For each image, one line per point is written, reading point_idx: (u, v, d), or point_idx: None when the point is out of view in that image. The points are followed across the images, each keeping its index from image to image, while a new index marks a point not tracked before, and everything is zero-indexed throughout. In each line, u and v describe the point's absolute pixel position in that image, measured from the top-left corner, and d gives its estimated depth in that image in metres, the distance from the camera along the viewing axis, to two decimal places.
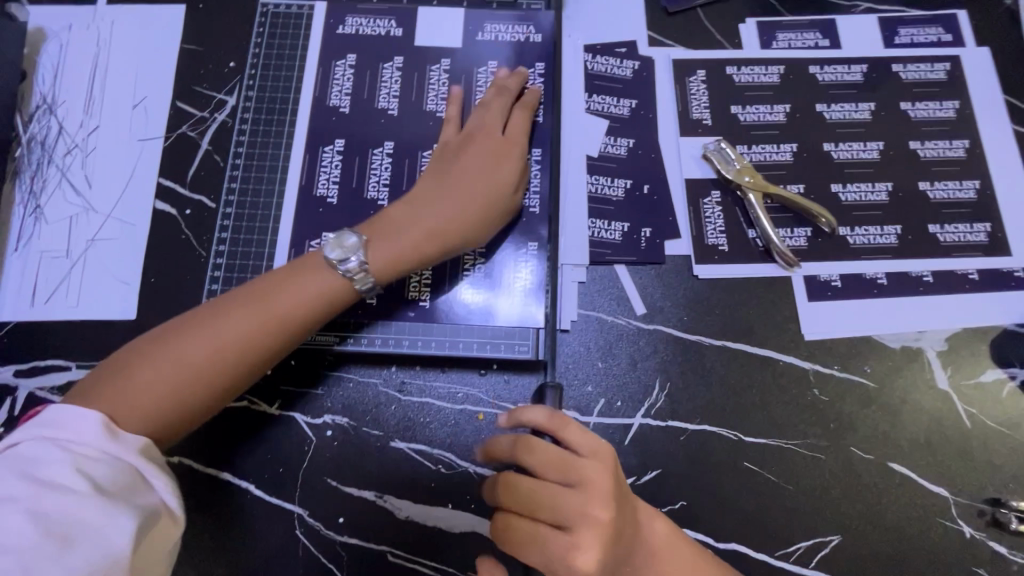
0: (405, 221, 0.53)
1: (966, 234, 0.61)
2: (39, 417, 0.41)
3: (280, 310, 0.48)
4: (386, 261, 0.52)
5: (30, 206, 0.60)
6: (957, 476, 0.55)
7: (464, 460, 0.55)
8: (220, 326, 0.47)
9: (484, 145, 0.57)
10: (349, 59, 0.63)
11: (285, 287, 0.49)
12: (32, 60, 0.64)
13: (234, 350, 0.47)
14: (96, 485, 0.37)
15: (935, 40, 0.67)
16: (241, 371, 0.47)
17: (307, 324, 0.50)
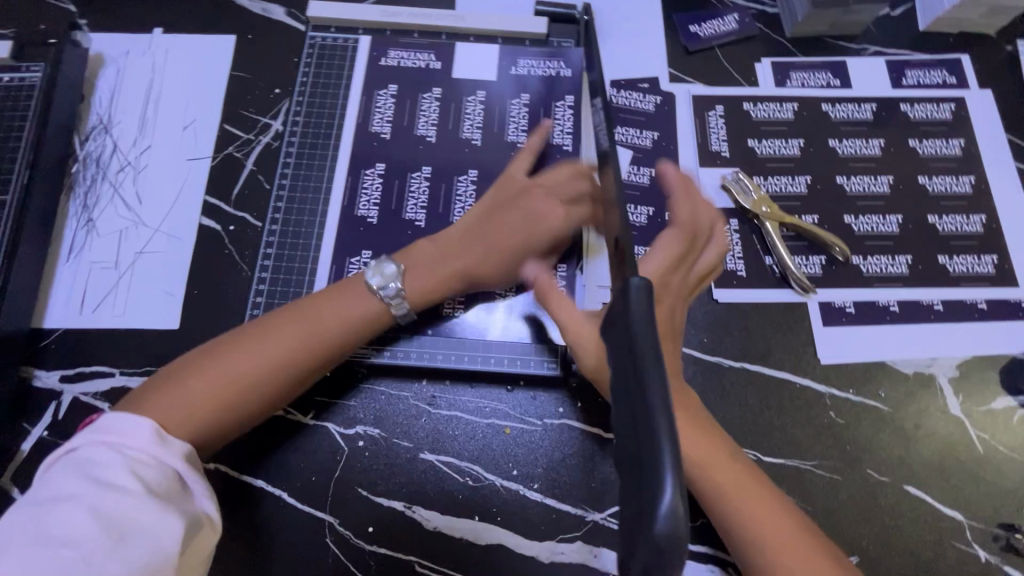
0: (439, 255, 0.57)
1: (973, 265, 0.64)
2: (94, 424, 0.43)
3: (325, 328, 0.52)
4: (420, 290, 0.56)
5: (83, 219, 0.64)
6: (971, 500, 0.56)
7: (491, 473, 0.57)
8: (268, 343, 0.50)
9: (516, 190, 0.59)
10: (390, 89, 0.67)
11: (331, 305, 0.53)
12: (91, 83, 0.68)
13: (281, 365, 0.50)
14: (148, 489, 0.40)
15: (941, 82, 0.71)
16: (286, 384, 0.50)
17: (349, 343, 0.53)
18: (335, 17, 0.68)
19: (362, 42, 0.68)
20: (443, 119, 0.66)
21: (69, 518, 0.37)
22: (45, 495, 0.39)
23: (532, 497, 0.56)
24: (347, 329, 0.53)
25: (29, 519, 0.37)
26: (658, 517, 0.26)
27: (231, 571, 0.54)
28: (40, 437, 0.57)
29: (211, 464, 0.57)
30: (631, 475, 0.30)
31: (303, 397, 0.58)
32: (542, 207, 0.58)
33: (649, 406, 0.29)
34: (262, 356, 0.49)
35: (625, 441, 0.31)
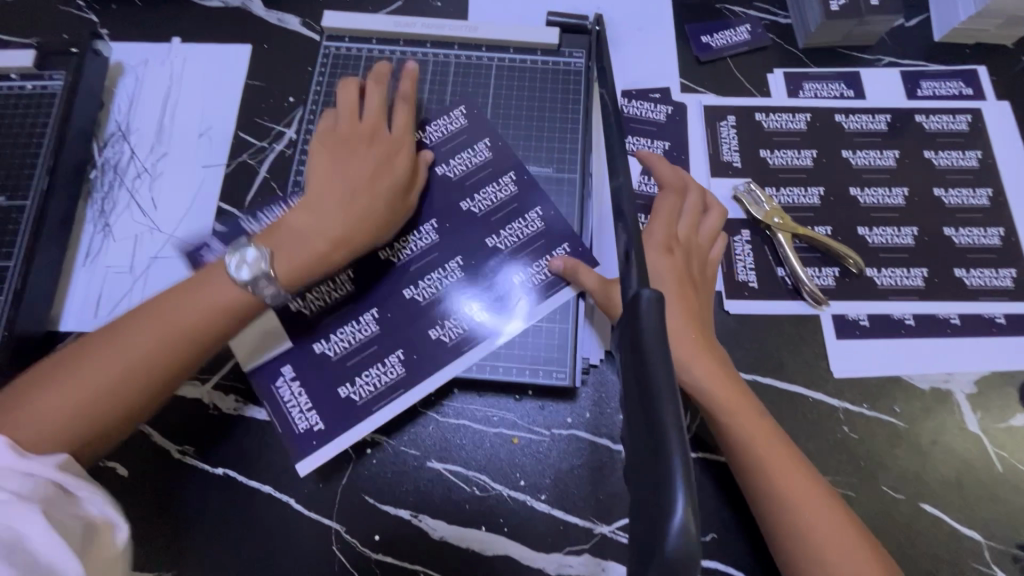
0: (308, 225, 0.54)
1: (991, 279, 0.62)
2: None
3: (185, 322, 0.49)
4: (291, 267, 0.52)
5: (100, 224, 0.65)
6: (989, 520, 0.55)
7: (498, 483, 0.56)
8: (128, 343, 0.48)
9: (376, 148, 0.59)
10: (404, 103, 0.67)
11: (189, 296, 0.50)
12: (110, 91, 0.70)
13: (141, 367, 0.47)
14: (17, 495, 0.39)
15: (956, 93, 0.70)
16: (153, 386, 0.48)
17: (216, 336, 0.51)
18: (350, 27, 0.69)
19: (377, 54, 0.69)
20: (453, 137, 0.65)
21: None
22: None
23: (539, 508, 0.55)
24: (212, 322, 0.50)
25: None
26: (668, 536, 0.26)
27: None
28: None
29: (220, 469, 0.57)
30: (641, 492, 0.29)
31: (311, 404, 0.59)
32: (392, 162, 0.58)
33: (660, 421, 0.29)
34: (121, 359, 0.47)
35: (635, 455, 0.31)
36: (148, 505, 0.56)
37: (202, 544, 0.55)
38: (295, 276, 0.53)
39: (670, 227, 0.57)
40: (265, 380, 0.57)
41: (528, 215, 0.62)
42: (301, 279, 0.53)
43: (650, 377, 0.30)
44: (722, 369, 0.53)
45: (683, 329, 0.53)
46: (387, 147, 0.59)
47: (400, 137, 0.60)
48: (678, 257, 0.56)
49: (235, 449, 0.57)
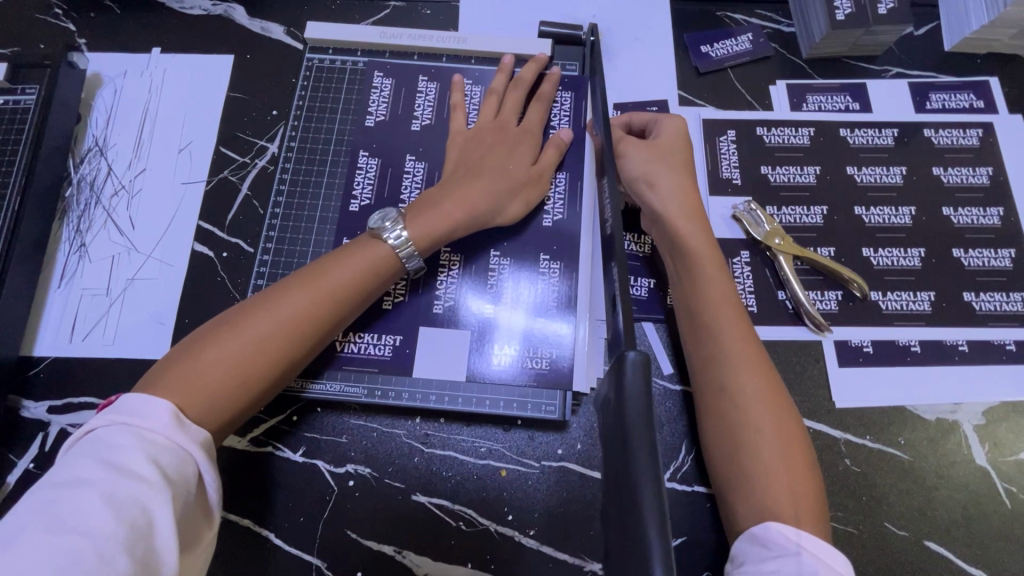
0: (441, 194, 0.55)
1: (1001, 304, 0.60)
2: (113, 405, 0.41)
3: (339, 284, 0.50)
4: (424, 230, 0.53)
5: (76, 244, 0.62)
6: (998, 559, 0.53)
7: (485, 517, 0.54)
8: (281, 306, 0.47)
9: (505, 133, 0.60)
10: (386, 80, 0.66)
11: (338, 262, 0.51)
12: (88, 104, 0.68)
13: (294, 329, 0.47)
14: (163, 475, 0.38)
15: (967, 106, 0.67)
16: (304, 346, 0.48)
17: (360, 297, 0.51)
18: (334, 38, 0.67)
19: (360, 65, 0.67)
20: (395, 102, 0.65)
21: (78, 505, 0.35)
22: (57, 480, 0.37)
23: (527, 544, 0.53)
24: (359, 283, 0.50)
25: (38, 506, 0.35)
26: None
27: None
28: (26, 469, 0.56)
29: None
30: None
31: (292, 433, 0.57)
32: (520, 144, 0.60)
33: (644, 518, 0.28)
34: (275, 319, 0.46)
35: (613, 546, 0.30)
36: None
37: None
38: (427, 236, 0.53)
39: (666, 128, 0.61)
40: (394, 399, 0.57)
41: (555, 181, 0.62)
42: (432, 243, 0.54)
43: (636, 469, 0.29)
44: (710, 248, 0.55)
45: (679, 209, 0.56)
46: (517, 130, 0.61)
47: (533, 128, 0.61)
48: (659, 168, 0.58)
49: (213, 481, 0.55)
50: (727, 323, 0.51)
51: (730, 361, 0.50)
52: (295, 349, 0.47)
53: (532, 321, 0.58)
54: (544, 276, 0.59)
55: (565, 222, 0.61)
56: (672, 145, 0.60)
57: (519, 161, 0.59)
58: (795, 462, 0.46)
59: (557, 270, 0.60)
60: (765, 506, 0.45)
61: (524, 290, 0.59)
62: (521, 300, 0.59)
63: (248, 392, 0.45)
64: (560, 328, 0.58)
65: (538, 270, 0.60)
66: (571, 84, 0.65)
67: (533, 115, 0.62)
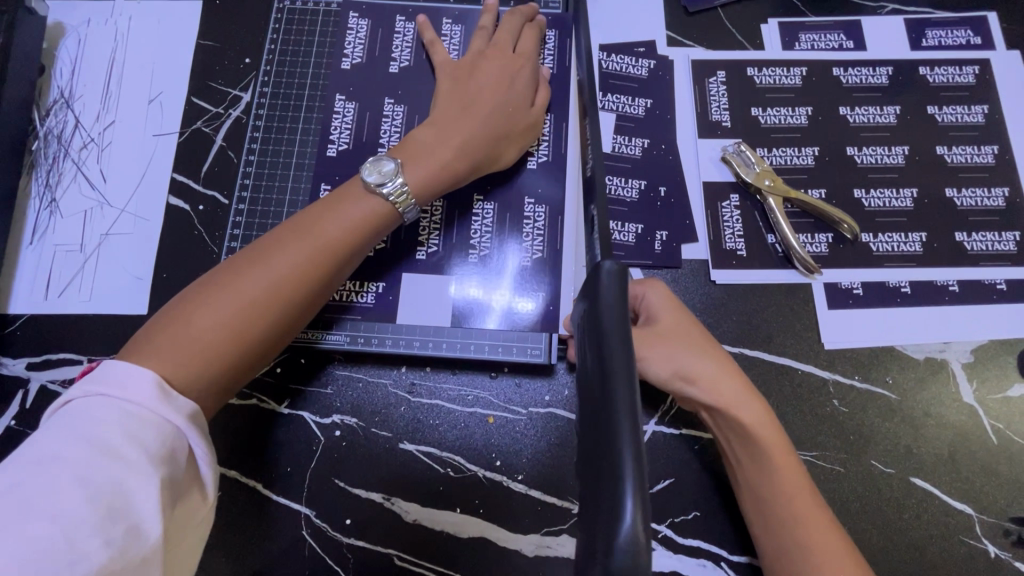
0: (436, 138, 0.53)
1: (994, 243, 0.59)
2: (92, 374, 0.39)
3: (333, 239, 0.48)
4: (423, 175, 0.52)
5: (46, 199, 0.60)
6: (983, 493, 0.53)
7: (473, 464, 0.54)
8: (269, 262, 0.45)
9: (499, 64, 0.57)
10: (362, 21, 0.63)
11: (329, 214, 0.49)
12: (51, 54, 0.65)
13: (291, 284, 0.45)
14: (145, 451, 0.36)
15: (964, 42, 0.65)
16: (302, 301, 0.46)
17: (355, 249, 0.49)
18: None
19: (333, 7, 0.64)
20: (372, 44, 0.62)
21: (51, 484, 0.33)
22: (32, 454, 0.35)
23: (515, 488, 0.53)
24: (353, 235, 0.49)
25: (12, 482, 0.34)
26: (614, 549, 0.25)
27: (207, 561, 0.53)
28: (7, 426, 0.55)
29: None
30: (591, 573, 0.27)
31: (277, 385, 0.56)
32: (516, 76, 0.57)
33: (621, 493, 0.26)
34: (267, 278, 0.45)
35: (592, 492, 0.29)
36: None
37: None
38: (423, 188, 0.52)
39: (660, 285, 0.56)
40: (375, 351, 0.56)
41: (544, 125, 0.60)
42: (432, 190, 0.52)
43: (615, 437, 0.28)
44: (739, 397, 0.49)
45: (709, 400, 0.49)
46: (512, 60, 0.58)
47: (528, 59, 0.59)
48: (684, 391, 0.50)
49: None
50: (776, 472, 0.47)
51: (788, 512, 0.46)
52: (295, 304, 0.46)
53: (521, 282, 0.57)
54: (531, 222, 0.58)
55: (550, 165, 0.60)
56: (675, 324, 0.51)
57: (514, 96, 0.56)
58: (847, 558, 0.45)
59: (545, 214, 0.58)
60: (762, 493, 0.48)
61: (513, 236, 0.58)
62: (509, 261, 0.58)
63: (246, 352, 0.44)
64: (548, 279, 0.57)
65: (523, 215, 0.59)
66: (555, 22, 0.63)
67: (532, 44, 0.59)
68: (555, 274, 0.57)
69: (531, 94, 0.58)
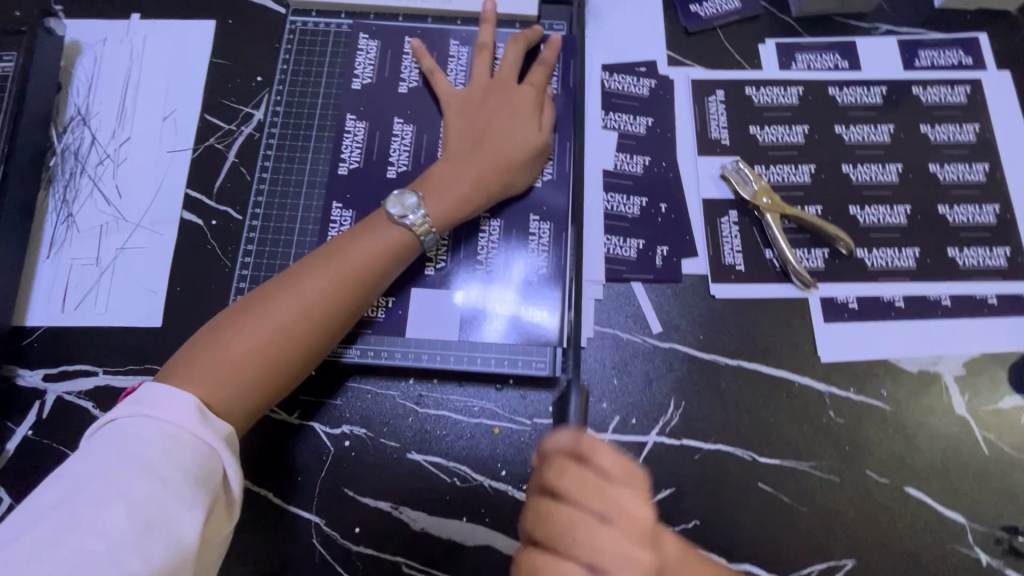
0: (452, 173, 0.56)
1: (985, 258, 0.61)
2: (136, 394, 0.41)
3: (359, 267, 0.50)
4: (442, 209, 0.55)
5: (63, 214, 0.62)
6: (975, 502, 0.55)
7: (479, 473, 0.55)
8: (299, 289, 0.48)
9: (506, 92, 0.60)
10: (371, 42, 0.65)
11: (355, 244, 0.51)
12: (68, 72, 0.66)
13: (319, 312, 0.48)
14: (181, 472, 0.38)
15: (956, 63, 0.67)
16: (329, 328, 0.49)
17: (379, 278, 0.52)
18: None
19: (344, 28, 0.66)
20: (382, 65, 0.64)
21: (95, 501, 0.36)
22: (80, 471, 0.37)
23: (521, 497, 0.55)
24: (378, 264, 0.51)
25: (60, 498, 0.36)
26: None
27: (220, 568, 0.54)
28: (24, 436, 0.56)
29: None
30: None
31: (288, 396, 0.57)
32: (525, 105, 0.59)
33: None
34: (297, 305, 0.47)
35: None
36: None
37: None
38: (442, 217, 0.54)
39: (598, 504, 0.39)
40: (383, 364, 0.58)
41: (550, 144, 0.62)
42: (450, 222, 0.55)
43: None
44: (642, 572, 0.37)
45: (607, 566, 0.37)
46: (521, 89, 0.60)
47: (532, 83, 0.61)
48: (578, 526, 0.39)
49: None
50: None
51: None
52: (322, 331, 0.48)
53: (527, 296, 0.59)
54: (537, 238, 0.60)
55: (553, 179, 0.62)
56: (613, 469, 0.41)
57: (525, 124, 0.58)
58: None
59: (550, 229, 0.60)
60: None
61: (520, 252, 0.60)
62: (515, 275, 0.59)
63: (277, 376, 0.46)
64: (553, 295, 0.59)
65: (528, 231, 0.60)
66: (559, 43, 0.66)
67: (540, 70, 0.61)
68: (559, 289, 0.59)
69: (543, 120, 0.59)
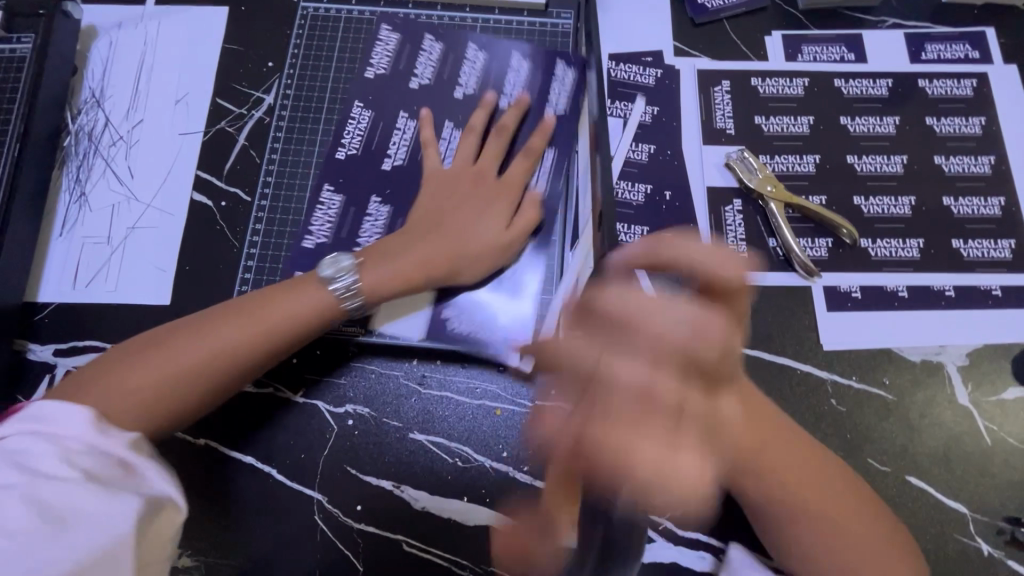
0: (400, 248, 0.57)
1: (989, 251, 0.61)
2: (25, 412, 0.44)
3: (267, 327, 0.52)
4: (372, 285, 0.55)
5: (76, 193, 0.63)
6: (976, 493, 0.54)
7: (481, 454, 0.56)
8: (205, 339, 0.50)
9: (477, 186, 0.60)
10: (392, 35, 0.66)
11: (274, 301, 0.53)
12: (84, 56, 0.68)
13: (218, 365, 0.50)
14: (86, 473, 0.40)
15: (963, 56, 0.67)
16: (227, 379, 0.51)
17: (285, 341, 0.52)
18: None
19: (369, 16, 0.67)
20: (397, 57, 0.65)
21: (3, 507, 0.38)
22: None
23: (522, 479, 0.55)
24: (286, 327, 0.52)
25: None
26: None
27: (223, 543, 0.55)
28: None
29: (204, 439, 0.57)
30: None
31: (293, 375, 0.58)
32: (494, 201, 0.59)
33: None
34: (200, 352, 0.50)
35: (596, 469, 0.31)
36: None
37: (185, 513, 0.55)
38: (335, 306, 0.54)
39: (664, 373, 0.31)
40: (387, 344, 0.58)
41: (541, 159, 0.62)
42: (378, 298, 0.56)
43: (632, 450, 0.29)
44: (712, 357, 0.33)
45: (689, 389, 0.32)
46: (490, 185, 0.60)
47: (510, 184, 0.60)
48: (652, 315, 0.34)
49: (219, 421, 0.57)
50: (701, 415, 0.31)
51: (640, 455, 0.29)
52: (218, 383, 0.50)
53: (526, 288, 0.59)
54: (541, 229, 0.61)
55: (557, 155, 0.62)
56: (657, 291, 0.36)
57: (482, 221, 0.58)
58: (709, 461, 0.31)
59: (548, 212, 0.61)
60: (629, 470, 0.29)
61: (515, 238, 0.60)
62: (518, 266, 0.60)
63: (166, 419, 0.49)
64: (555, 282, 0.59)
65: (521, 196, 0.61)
66: (577, 62, 0.64)
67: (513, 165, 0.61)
68: (550, 282, 0.59)
69: (506, 221, 0.59)
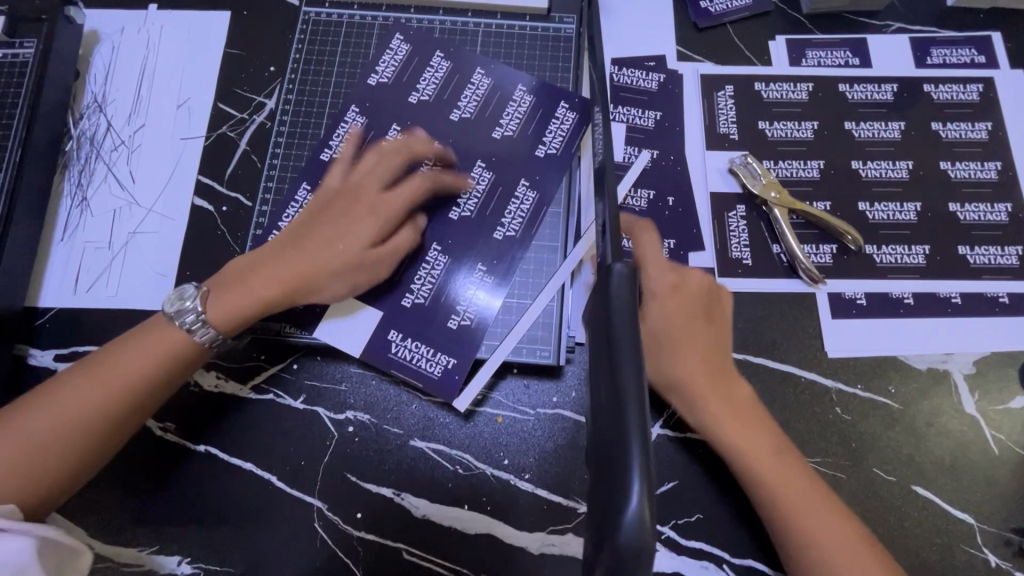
0: (249, 267, 0.54)
1: (996, 257, 0.60)
2: None
3: (126, 377, 0.50)
4: (225, 311, 0.53)
5: (77, 198, 0.63)
6: (984, 504, 0.54)
7: (481, 462, 0.55)
8: (57, 404, 0.48)
9: (354, 198, 0.57)
10: (403, 47, 0.65)
11: (126, 351, 0.51)
12: (86, 61, 0.68)
13: (78, 426, 0.48)
14: None
15: (969, 61, 0.67)
16: (93, 439, 0.49)
17: (151, 389, 0.50)
18: None
19: (387, 23, 0.67)
20: (403, 69, 0.64)
21: None
22: None
23: (523, 487, 0.55)
24: (145, 374, 0.50)
25: None
26: (624, 524, 0.28)
27: (222, 551, 0.54)
28: None
29: (204, 445, 0.56)
30: (597, 554, 0.30)
31: (293, 381, 0.58)
32: (354, 212, 0.56)
33: (629, 470, 0.29)
34: (63, 415, 0.48)
35: (597, 487, 0.32)
36: (128, 481, 0.56)
37: (184, 520, 0.55)
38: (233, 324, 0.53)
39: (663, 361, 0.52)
40: (377, 352, 0.57)
41: (518, 189, 0.61)
42: (233, 323, 0.53)
43: (624, 429, 0.30)
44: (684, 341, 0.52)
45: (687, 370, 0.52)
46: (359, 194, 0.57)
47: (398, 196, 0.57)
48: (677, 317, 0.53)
49: (220, 427, 0.57)
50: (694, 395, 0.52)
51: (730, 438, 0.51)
52: (85, 444, 0.48)
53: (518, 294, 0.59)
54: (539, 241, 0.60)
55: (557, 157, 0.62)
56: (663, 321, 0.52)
57: (349, 231, 0.55)
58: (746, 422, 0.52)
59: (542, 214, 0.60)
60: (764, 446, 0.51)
61: (505, 243, 0.60)
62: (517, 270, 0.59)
63: (42, 490, 0.47)
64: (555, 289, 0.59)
65: (513, 195, 0.61)
66: (579, 106, 0.63)
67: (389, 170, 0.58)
68: (536, 294, 0.59)
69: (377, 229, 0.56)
